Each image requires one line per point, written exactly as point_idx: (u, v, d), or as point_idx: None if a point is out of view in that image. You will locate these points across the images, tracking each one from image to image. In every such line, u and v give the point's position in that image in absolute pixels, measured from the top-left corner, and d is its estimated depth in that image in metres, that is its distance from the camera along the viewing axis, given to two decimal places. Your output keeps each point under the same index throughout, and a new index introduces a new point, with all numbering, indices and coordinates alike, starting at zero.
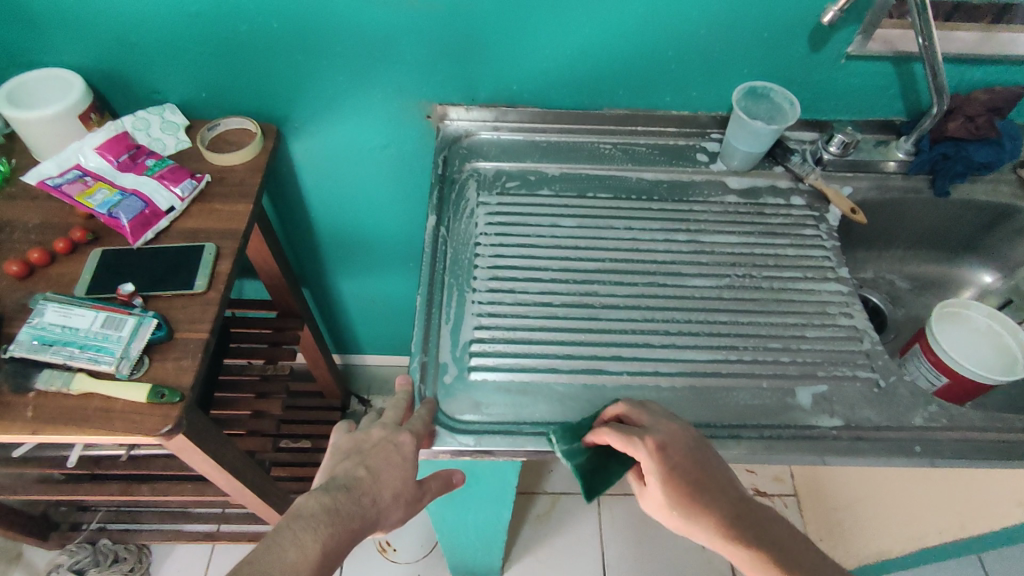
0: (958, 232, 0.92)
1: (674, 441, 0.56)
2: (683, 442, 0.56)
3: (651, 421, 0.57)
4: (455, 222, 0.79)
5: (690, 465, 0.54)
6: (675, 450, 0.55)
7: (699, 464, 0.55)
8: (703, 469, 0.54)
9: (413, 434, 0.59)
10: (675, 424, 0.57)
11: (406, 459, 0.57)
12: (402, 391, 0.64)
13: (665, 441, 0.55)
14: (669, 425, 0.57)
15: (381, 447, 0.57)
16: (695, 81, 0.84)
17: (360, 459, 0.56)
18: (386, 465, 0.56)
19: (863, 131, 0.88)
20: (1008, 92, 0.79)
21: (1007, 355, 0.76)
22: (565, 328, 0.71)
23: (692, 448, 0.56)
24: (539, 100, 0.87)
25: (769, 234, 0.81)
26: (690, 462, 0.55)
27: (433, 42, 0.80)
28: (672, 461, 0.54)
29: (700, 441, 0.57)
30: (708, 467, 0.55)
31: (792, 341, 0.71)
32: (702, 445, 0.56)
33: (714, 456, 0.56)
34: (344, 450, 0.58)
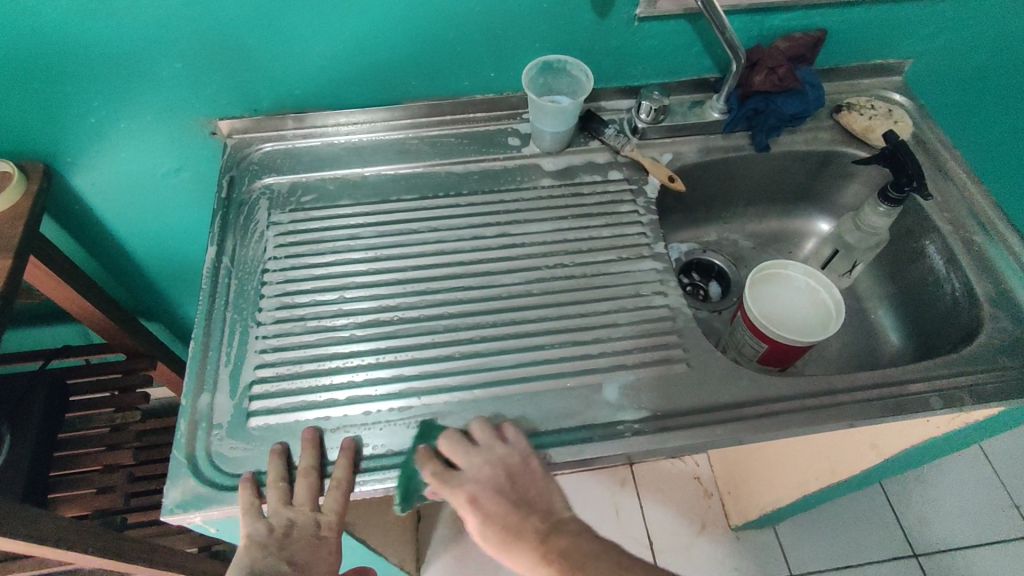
0: (791, 184, 0.90)
1: (484, 488, 0.57)
2: (492, 483, 0.56)
3: (468, 462, 0.58)
4: (242, 247, 0.73)
5: (503, 503, 0.56)
6: (486, 495, 0.57)
7: (510, 501, 0.56)
8: (518, 505, 0.56)
9: (333, 525, 0.57)
10: (495, 459, 0.57)
11: (332, 550, 0.58)
12: (277, 464, 0.58)
13: (470, 488, 0.57)
14: (483, 466, 0.57)
15: (302, 542, 0.56)
16: (489, 61, 0.78)
17: (283, 554, 0.56)
18: (312, 557, 0.56)
19: (677, 93, 0.84)
20: (809, 38, 0.77)
21: (824, 313, 0.73)
22: (360, 354, 0.66)
23: (507, 481, 0.57)
24: (328, 102, 0.80)
25: (584, 217, 0.77)
26: (503, 499, 0.56)
27: (184, 53, 0.71)
28: (483, 508, 0.56)
29: (510, 469, 0.57)
30: (522, 498, 0.57)
31: (603, 331, 0.68)
32: (516, 475, 0.57)
33: (534, 480, 0.57)
34: (265, 542, 0.55)
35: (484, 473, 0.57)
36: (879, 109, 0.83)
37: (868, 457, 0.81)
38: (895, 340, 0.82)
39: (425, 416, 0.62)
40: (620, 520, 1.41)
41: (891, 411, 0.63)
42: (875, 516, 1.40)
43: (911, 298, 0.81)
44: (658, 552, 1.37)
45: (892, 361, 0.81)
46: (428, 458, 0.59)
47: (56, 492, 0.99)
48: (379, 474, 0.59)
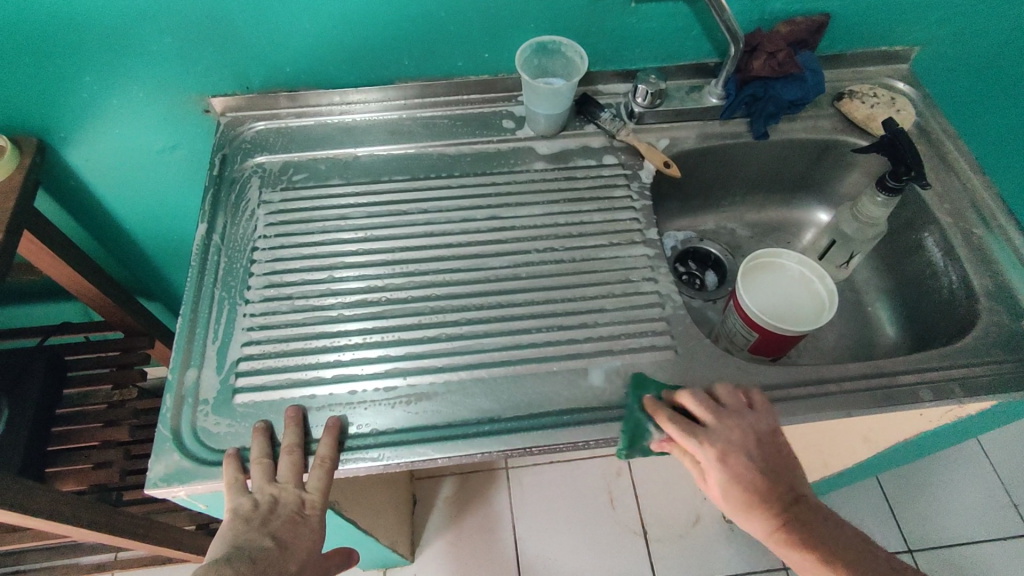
0: (790, 173, 0.88)
1: (735, 450, 0.56)
2: (745, 446, 0.56)
3: (715, 421, 0.58)
4: (232, 226, 0.73)
5: (754, 469, 0.56)
6: (737, 458, 0.56)
7: (761, 466, 0.56)
8: (773, 472, 0.56)
9: (317, 501, 0.57)
10: (749, 424, 0.58)
11: (315, 529, 0.57)
12: (260, 438, 0.58)
13: (728, 447, 0.56)
14: (734, 430, 0.57)
15: (286, 518, 0.56)
16: (483, 42, 0.77)
17: (266, 529, 0.55)
18: (295, 536, 0.56)
19: (674, 78, 0.83)
20: (810, 23, 0.76)
21: (817, 302, 0.72)
22: (343, 334, 0.66)
23: (755, 446, 0.57)
24: (321, 81, 0.80)
25: (576, 201, 0.76)
26: (754, 465, 0.56)
27: (176, 28, 0.71)
28: (733, 469, 0.56)
29: (767, 435, 0.58)
30: (771, 467, 0.57)
31: (591, 316, 0.67)
32: (765, 441, 0.58)
33: (779, 452, 0.57)
34: (248, 515, 0.55)
35: (743, 438, 0.57)
36: (881, 97, 0.81)
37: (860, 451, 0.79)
38: (891, 332, 0.81)
39: (410, 396, 0.62)
40: (614, 509, 1.41)
41: (880, 402, 0.62)
42: (871, 511, 1.40)
43: (909, 289, 0.79)
44: (652, 541, 1.37)
45: (886, 353, 0.80)
46: (666, 412, 0.59)
47: (53, 466, 1.00)
48: (361, 453, 0.59)
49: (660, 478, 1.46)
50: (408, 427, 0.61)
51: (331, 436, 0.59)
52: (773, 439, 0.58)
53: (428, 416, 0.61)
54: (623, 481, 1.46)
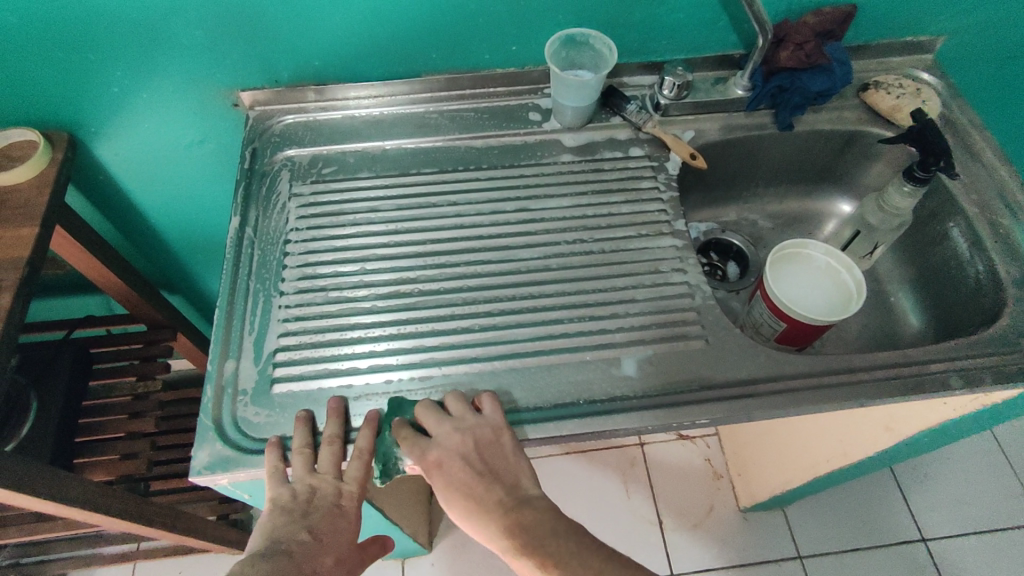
0: (813, 164, 0.88)
1: (455, 456, 0.57)
2: (463, 453, 0.57)
3: (438, 429, 0.59)
4: (264, 218, 0.73)
5: (468, 474, 0.57)
6: (449, 465, 0.57)
7: (477, 471, 0.57)
8: (484, 478, 0.57)
9: (354, 493, 0.58)
10: (466, 429, 0.58)
11: (351, 522, 0.58)
12: (301, 429, 0.59)
13: (442, 456, 0.57)
14: (451, 436, 0.58)
15: (324, 511, 0.57)
16: (512, 34, 0.77)
17: (304, 522, 0.56)
18: (332, 529, 0.57)
19: (701, 70, 0.83)
20: (838, 13, 0.75)
21: (844, 293, 0.72)
22: (375, 325, 0.66)
23: (474, 453, 0.57)
24: (349, 75, 0.80)
25: (604, 192, 0.76)
26: (456, 470, 0.57)
27: (207, 22, 0.71)
28: (449, 475, 0.57)
29: (478, 441, 0.58)
30: (488, 470, 0.58)
31: (621, 308, 0.68)
32: (483, 448, 0.58)
33: (501, 454, 0.58)
34: (288, 507, 0.56)
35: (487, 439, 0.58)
36: (907, 87, 0.81)
37: (883, 441, 0.79)
38: (915, 322, 0.81)
39: (444, 387, 0.63)
40: (630, 500, 1.42)
41: (908, 391, 0.63)
42: (885, 501, 1.40)
43: (933, 279, 0.80)
44: (668, 531, 1.38)
45: (911, 343, 0.80)
46: (406, 431, 0.59)
47: (81, 457, 1.02)
48: (399, 442, 0.60)
49: (675, 469, 1.47)
50: None
51: (370, 429, 0.59)
52: (481, 444, 0.58)
53: None
54: (638, 472, 1.47)
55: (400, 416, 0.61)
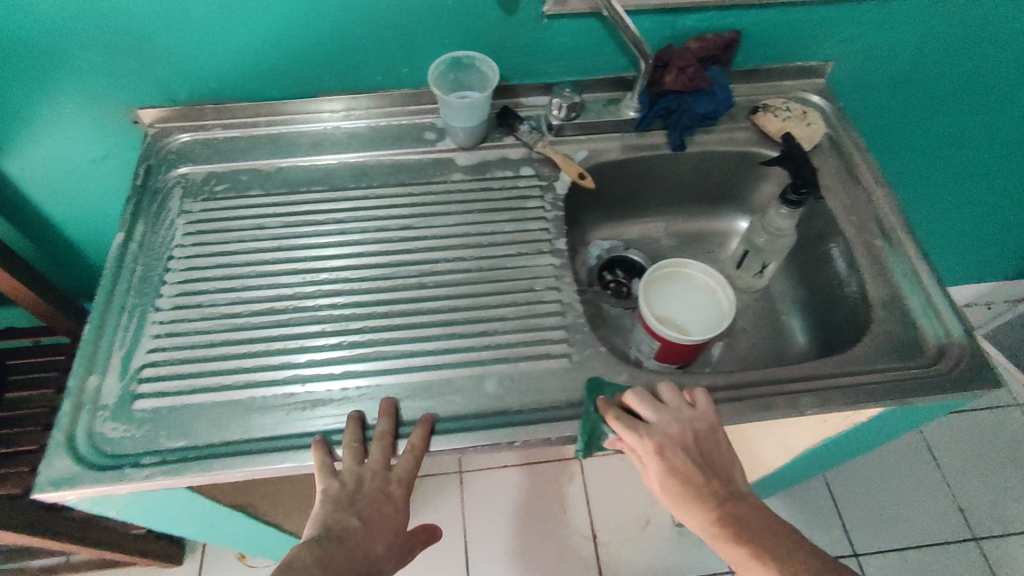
0: (710, 184, 0.90)
1: (673, 442, 0.58)
2: (683, 441, 0.58)
3: (655, 416, 0.60)
4: (151, 235, 0.74)
5: (688, 462, 0.58)
6: (675, 451, 0.58)
7: (697, 461, 0.58)
8: (702, 469, 0.58)
9: (401, 483, 0.60)
10: (682, 418, 0.60)
11: (398, 508, 0.59)
12: (416, 433, 0.61)
13: (664, 441, 0.58)
14: (671, 423, 0.59)
15: (372, 500, 0.58)
16: (402, 56, 0.78)
17: (354, 508, 0.58)
18: (379, 516, 0.58)
19: (593, 92, 0.85)
20: (718, 39, 0.78)
21: (718, 312, 0.74)
22: (247, 341, 0.67)
23: (694, 442, 0.59)
24: (246, 94, 0.81)
25: (490, 211, 0.78)
26: (684, 457, 0.58)
27: (96, 40, 0.72)
28: (671, 463, 0.58)
29: (703, 430, 0.59)
30: (704, 461, 0.58)
31: (493, 326, 0.69)
32: (701, 437, 0.59)
33: (717, 447, 0.59)
34: (337, 497, 0.58)
35: (687, 431, 0.59)
36: (794, 110, 0.83)
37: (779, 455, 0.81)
38: (802, 339, 0.83)
39: (308, 402, 0.64)
40: None
41: (764, 410, 0.63)
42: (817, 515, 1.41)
43: (818, 297, 0.82)
44: (601, 546, 1.37)
45: (797, 359, 0.82)
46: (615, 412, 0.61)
47: None
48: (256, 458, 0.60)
49: None
50: (306, 432, 0.62)
51: (421, 426, 0.62)
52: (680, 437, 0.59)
53: (325, 421, 0.63)
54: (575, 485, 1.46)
55: (602, 395, 0.63)
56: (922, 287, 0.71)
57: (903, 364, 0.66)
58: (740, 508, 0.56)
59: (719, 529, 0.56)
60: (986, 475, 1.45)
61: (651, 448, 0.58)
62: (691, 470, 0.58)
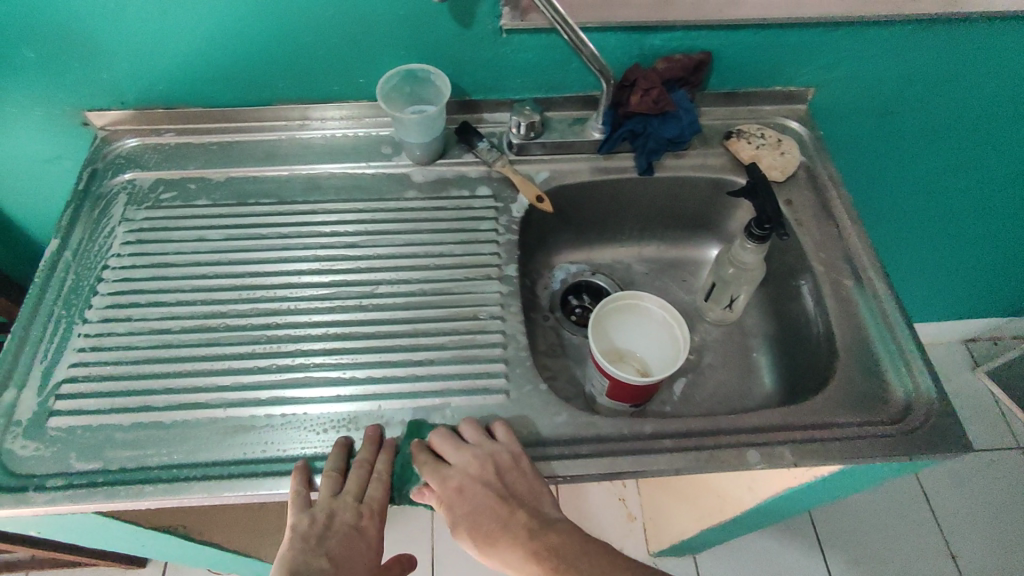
0: (682, 210, 0.86)
1: (470, 480, 0.56)
2: (479, 477, 0.56)
3: (458, 455, 0.57)
4: (88, 243, 0.72)
5: (492, 497, 0.56)
6: (471, 490, 0.56)
7: (500, 494, 0.56)
8: (502, 505, 0.55)
9: (374, 516, 0.57)
10: (484, 453, 0.57)
11: (370, 545, 0.56)
12: (383, 457, 0.59)
13: (461, 480, 0.56)
14: (472, 461, 0.57)
15: (344, 537, 0.55)
16: (357, 67, 0.75)
17: (325, 547, 0.54)
18: (352, 553, 0.54)
19: (559, 110, 0.81)
20: (688, 60, 0.74)
21: (674, 350, 0.70)
22: (172, 360, 0.65)
23: (495, 477, 0.56)
24: (197, 100, 0.79)
25: (441, 232, 0.74)
26: (490, 495, 0.56)
27: (38, 41, 0.70)
28: (470, 502, 0.56)
29: (500, 463, 0.57)
30: (511, 495, 0.56)
31: (430, 355, 0.65)
32: (505, 470, 0.56)
33: (525, 478, 0.57)
34: (308, 534, 0.54)
35: (499, 465, 0.57)
36: (768, 137, 0.79)
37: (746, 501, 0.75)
38: (768, 380, 0.78)
39: (229, 428, 0.61)
40: None
41: (708, 463, 0.59)
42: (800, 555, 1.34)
43: (788, 336, 0.77)
44: None
45: (763, 404, 0.77)
46: (426, 454, 0.58)
47: None
48: (168, 485, 0.57)
49: None
50: (220, 461, 0.59)
51: (391, 452, 0.59)
52: (502, 468, 0.56)
53: (245, 450, 0.60)
54: None
55: (419, 437, 0.60)
56: (895, 337, 0.66)
57: (866, 419, 0.61)
58: (565, 537, 0.54)
59: (534, 566, 0.52)
60: (982, 520, 1.38)
61: (450, 487, 0.56)
62: (478, 507, 0.56)
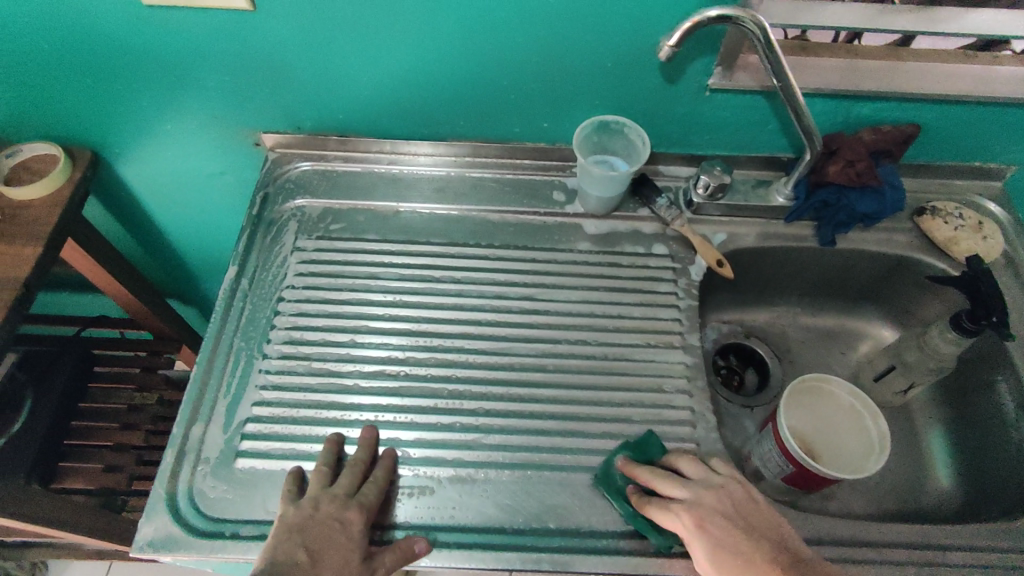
0: (854, 282, 0.82)
1: (711, 513, 0.52)
2: (721, 509, 0.52)
3: (685, 490, 0.54)
4: (263, 271, 0.71)
5: (732, 530, 0.51)
6: (715, 522, 0.52)
7: (741, 528, 0.51)
8: (748, 533, 0.51)
9: (362, 510, 0.55)
10: (715, 487, 0.54)
11: (353, 538, 0.54)
12: (378, 465, 0.58)
13: (700, 513, 0.52)
14: (705, 493, 0.54)
15: (323, 527, 0.53)
16: (544, 112, 0.73)
17: (301, 540, 0.52)
18: (330, 545, 0.53)
19: (741, 170, 0.78)
20: (898, 133, 0.70)
21: (865, 443, 0.66)
22: (354, 407, 0.63)
23: (734, 511, 0.52)
24: (371, 129, 0.77)
25: (618, 291, 0.72)
26: (733, 527, 0.51)
27: (233, 66, 0.69)
28: (714, 535, 0.51)
29: (742, 500, 0.53)
30: (749, 527, 0.51)
31: (616, 427, 0.63)
32: (744, 507, 0.53)
33: (758, 509, 0.53)
34: (289, 525, 0.53)
35: (738, 499, 0.53)
36: (968, 219, 0.74)
37: None
38: (944, 478, 0.74)
39: (413, 489, 0.59)
40: None
41: None
42: None
43: (973, 434, 0.72)
44: None
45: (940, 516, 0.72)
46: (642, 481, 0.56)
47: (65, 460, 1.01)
48: None
49: None
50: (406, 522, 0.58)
51: (387, 460, 0.59)
52: (741, 503, 0.53)
53: (431, 513, 0.58)
54: None
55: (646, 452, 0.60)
56: None
57: None
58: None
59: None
60: None
61: (683, 517, 0.53)
62: (727, 541, 0.50)
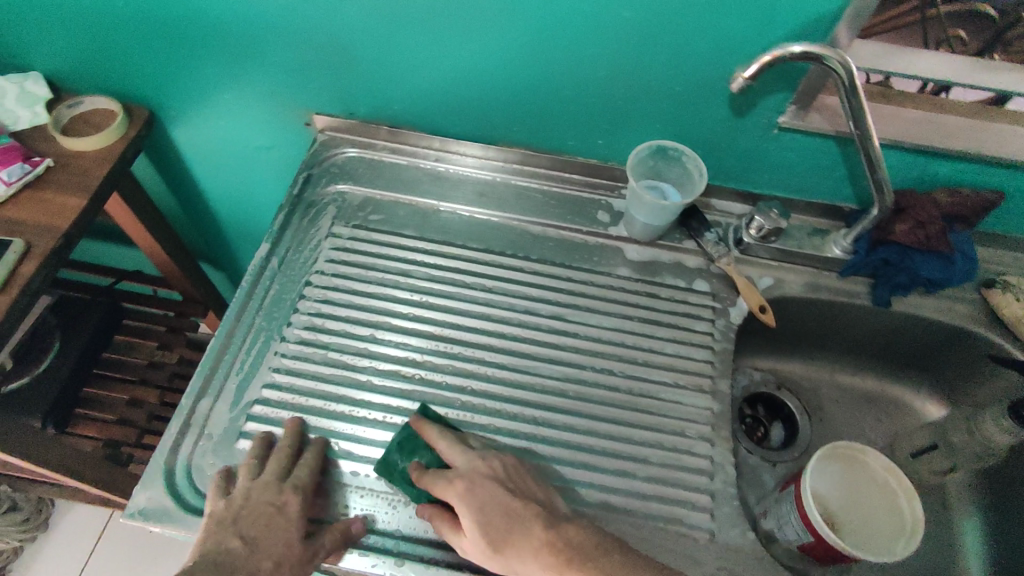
0: (903, 349, 0.77)
1: (475, 478, 0.54)
2: (490, 475, 0.54)
3: (455, 460, 0.55)
4: (295, 252, 0.71)
5: (495, 492, 0.53)
6: (482, 488, 0.53)
7: (506, 490, 0.53)
8: (513, 496, 0.53)
9: (296, 493, 0.55)
10: (480, 457, 0.55)
11: (290, 523, 0.54)
12: (291, 442, 0.57)
13: (471, 479, 0.54)
14: (476, 462, 0.55)
15: (256, 514, 0.53)
16: (602, 129, 0.70)
17: (235, 527, 0.53)
18: (266, 532, 0.53)
19: (799, 215, 0.74)
20: (979, 198, 0.65)
21: (896, 524, 0.61)
22: (365, 405, 0.61)
23: (499, 477, 0.54)
24: (423, 123, 0.76)
25: (650, 323, 0.68)
26: (495, 488, 0.53)
27: (297, 45, 0.68)
28: (478, 498, 0.53)
29: (508, 466, 0.55)
30: (517, 490, 0.54)
31: (630, 466, 0.60)
32: (511, 474, 0.55)
33: (522, 476, 0.55)
34: (223, 514, 0.53)
35: (480, 463, 0.55)
36: None
37: None
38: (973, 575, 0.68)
39: (409, 499, 0.57)
40: None
41: None
42: None
43: (1011, 533, 0.67)
44: None
45: None
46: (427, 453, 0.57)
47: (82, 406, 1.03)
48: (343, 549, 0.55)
49: None
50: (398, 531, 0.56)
51: (317, 446, 0.57)
52: (506, 470, 0.55)
53: (426, 527, 0.56)
54: None
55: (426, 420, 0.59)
56: None
57: None
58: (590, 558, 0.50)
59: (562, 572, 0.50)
60: None
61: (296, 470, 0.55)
62: (483, 506, 0.52)
